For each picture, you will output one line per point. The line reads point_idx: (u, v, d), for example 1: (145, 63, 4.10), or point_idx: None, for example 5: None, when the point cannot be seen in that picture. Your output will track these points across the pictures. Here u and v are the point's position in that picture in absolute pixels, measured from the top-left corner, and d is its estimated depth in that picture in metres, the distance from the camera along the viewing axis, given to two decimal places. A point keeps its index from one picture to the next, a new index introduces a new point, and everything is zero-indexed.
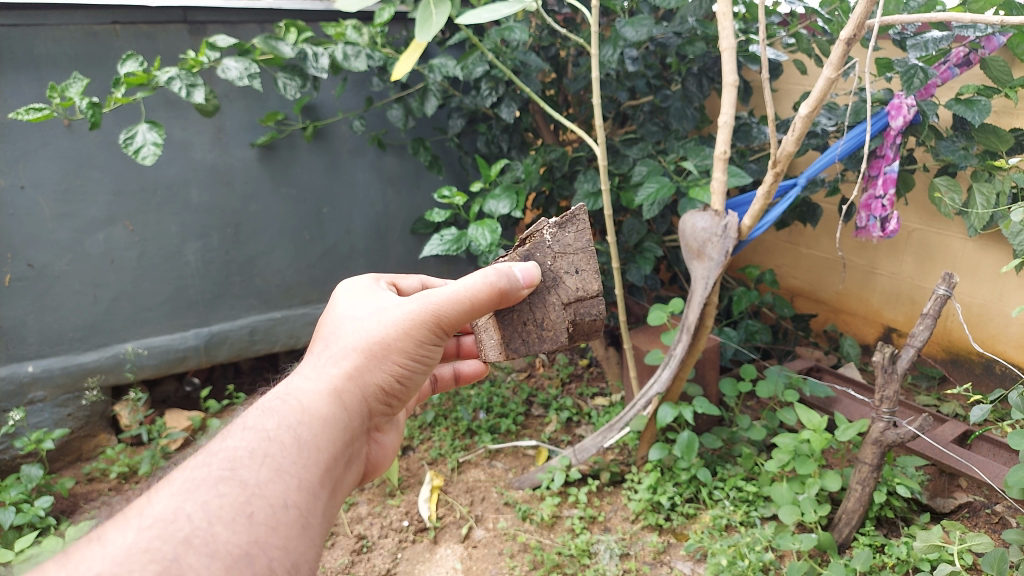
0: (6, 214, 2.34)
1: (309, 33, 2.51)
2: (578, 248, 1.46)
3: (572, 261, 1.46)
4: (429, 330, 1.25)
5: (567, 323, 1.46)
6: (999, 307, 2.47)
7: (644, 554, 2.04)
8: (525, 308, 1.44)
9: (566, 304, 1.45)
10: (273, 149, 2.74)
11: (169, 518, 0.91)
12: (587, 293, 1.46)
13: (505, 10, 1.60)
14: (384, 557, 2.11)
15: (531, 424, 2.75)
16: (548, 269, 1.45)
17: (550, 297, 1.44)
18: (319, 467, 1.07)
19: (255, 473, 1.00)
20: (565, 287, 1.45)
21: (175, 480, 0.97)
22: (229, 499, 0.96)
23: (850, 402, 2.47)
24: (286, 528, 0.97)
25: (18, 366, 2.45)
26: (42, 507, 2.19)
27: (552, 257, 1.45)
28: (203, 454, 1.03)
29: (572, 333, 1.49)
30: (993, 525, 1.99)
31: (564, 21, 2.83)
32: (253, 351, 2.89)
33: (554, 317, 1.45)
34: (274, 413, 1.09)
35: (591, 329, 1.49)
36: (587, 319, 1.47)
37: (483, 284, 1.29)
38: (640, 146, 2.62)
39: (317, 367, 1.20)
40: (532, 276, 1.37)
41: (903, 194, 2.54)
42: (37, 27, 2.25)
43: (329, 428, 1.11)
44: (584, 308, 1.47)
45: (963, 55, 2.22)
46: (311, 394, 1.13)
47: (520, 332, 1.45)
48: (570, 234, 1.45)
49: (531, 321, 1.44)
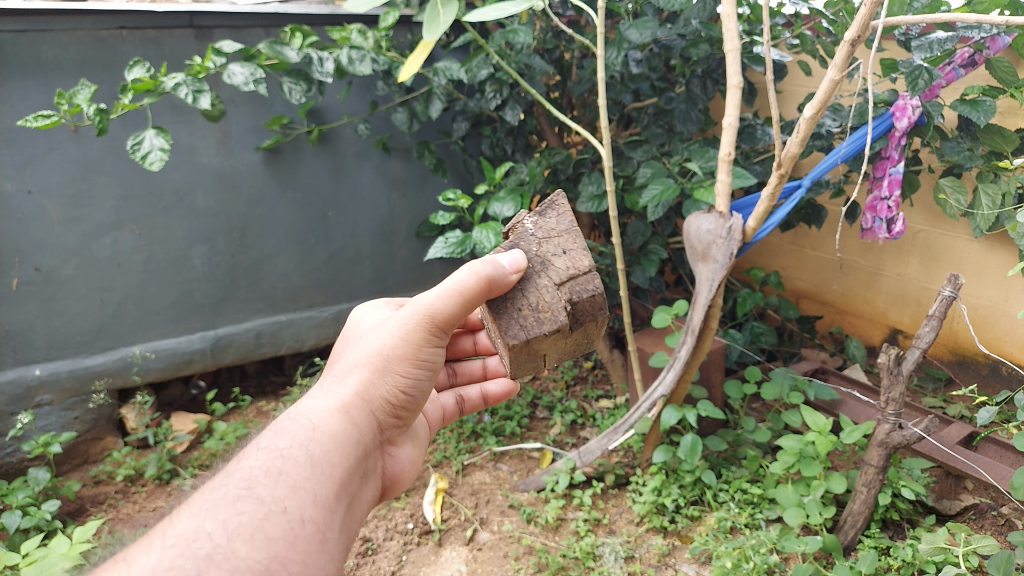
0: (14, 219, 2.36)
1: (313, 37, 2.53)
2: (562, 231, 1.42)
3: (558, 243, 1.41)
4: (428, 336, 1.26)
5: (565, 303, 1.35)
6: (1005, 308, 2.46)
7: (648, 556, 2.04)
8: (517, 291, 1.35)
9: (559, 284, 1.36)
10: (278, 153, 2.76)
11: (191, 537, 0.95)
12: (578, 269, 1.38)
13: (511, 10, 1.57)
14: (388, 560, 2.12)
15: (535, 427, 2.74)
16: (535, 253, 1.39)
17: (542, 279, 1.36)
18: (334, 483, 1.09)
19: (272, 489, 1.03)
20: (555, 268, 1.38)
21: (195, 501, 1.00)
22: (247, 516, 0.98)
23: (856, 404, 2.46)
24: (304, 543, 1.00)
25: (25, 370, 2.47)
26: (50, 510, 2.20)
27: (537, 243, 1.41)
28: (220, 475, 1.05)
29: (574, 317, 1.37)
30: (1000, 528, 1.96)
31: (568, 24, 2.84)
32: (259, 354, 2.89)
33: (549, 299, 1.35)
34: (286, 432, 1.11)
35: (592, 310, 1.38)
36: (584, 296, 1.37)
37: (472, 278, 1.23)
38: (644, 148, 2.62)
39: (327, 387, 1.23)
40: (520, 263, 1.30)
41: (909, 194, 2.53)
42: (44, 33, 2.27)
43: (339, 445, 1.13)
44: (580, 286, 1.38)
45: (967, 56, 2.21)
46: (319, 411, 1.16)
47: (516, 316, 1.33)
48: (551, 220, 1.43)
49: (525, 304, 1.34)
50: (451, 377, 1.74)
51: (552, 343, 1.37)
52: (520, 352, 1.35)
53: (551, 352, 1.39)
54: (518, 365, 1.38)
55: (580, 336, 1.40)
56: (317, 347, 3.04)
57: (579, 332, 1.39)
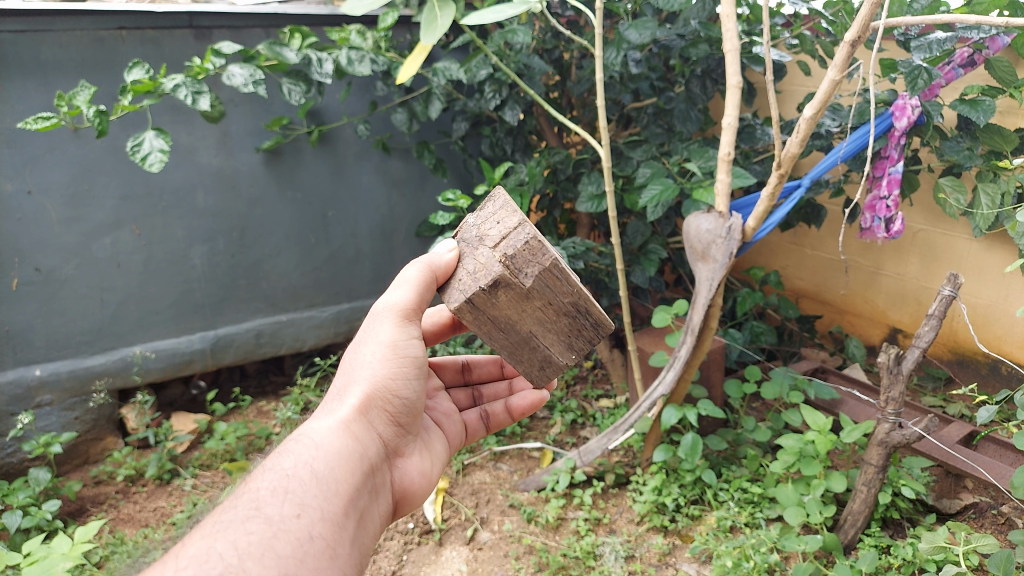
0: (14, 219, 2.36)
1: (313, 38, 2.53)
2: (498, 202, 1.33)
3: (494, 218, 1.32)
4: (406, 334, 1.27)
5: (499, 258, 1.26)
6: (1004, 307, 2.47)
7: (649, 556, 2.04)
8: (457, 268, 1.32)
9: (493, 245, 1.28)
10: (278, 154, 2.76)
11: (203, 558, 0.94)
12: (509, 227, 1.28)
13: (508, 12, 1.57)
14: (389, 560, 2.12)
15: (536, 426, 2.73)
16: (472, 233, 1.33)
17: (478, 250, 1.30)
18: (341, 498, 1.09)
19: (280, 508, 1.02)
20: (490, 237, 1.30)
21: (205, 524, 1.00)
22: (257, 535, 0.98)
23: (856, 403, 2.46)
24: (315, 560, 1.00)
25: (26, 370, 2.47)
26: (51, 510, 2.21)
27: (476, 222, 1.34)
28: (229, 501, 1.05)
29: (516, 271, 1.26)
30: (1000, 527, 1.97)
31: (567, 24, 2.84)
32: (259, 354, 2.89)
33: (483, 261, 1.28)
34: (289, 453, 1.12)
35: (536, 258, 1.26)
36: (519, 246, 1.26)
37: (417, 267, 1.29)
38: (644, 148, 2.63)
39: (327, 408, 1.23)
40: (454, 246, 1.33)
41: (909, 194, 2.53)
42: (43, 33, 2.27)
43: (343, 460, 1.13)
44: (513, 240, 1.27)
45: (966, 56, 2.21)
46: (317, 430, 1.17)
47: (456, 286, 1.30)
48: (488, 206, 1.34)
49: (464, 273, 1.30)
50: (476, 398, 1.72)
51: (515, 308, 1.28)
52: (484, 325, 1.30)
53: (529, 321, 1.30)
54: (495, 339, 1.31)
55: (546, 293, 1.28)
56: (317, 348, 3.04)
57: (541, 288, 1.27)
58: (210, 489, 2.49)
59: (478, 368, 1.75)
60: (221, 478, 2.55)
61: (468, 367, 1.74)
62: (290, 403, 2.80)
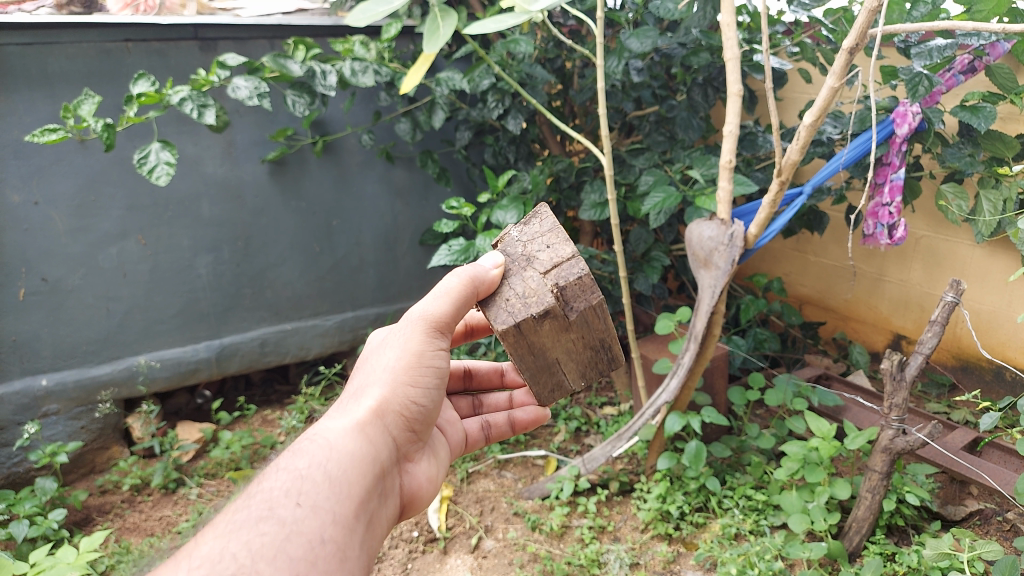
0: (21, 230, 2.38)
1: (316, 49, 2.56)
2: (546, 230, 1.43)
3: (542, 241, 1.41)
4: (432, 345, 1.30)
5: (551, 288, 1.32)
6: (1007, 314, 2.47)
7: (653, 563, 2.05)
8: (502, 285, 1.36)
9: (545, 273, 1.35)
10: (283, 166, 2.78)
11: (216, 558, 0.94)
12: (561, 257, 1.36)
13: (510, 22, 1.56)
14: (394, 568, 2.12)
15: (539, 433, 2.73)
16: (519, 253, 1.40)
17: (526, 272, 1.36)
18: (353, 501, 1.10)
19: (293, 509, 1.03)
20: (539, 261, 1.37)
21: (218, 524, 1.00)
22: (269, 537, 0.98)
23: (859, 410, 2.46)
24: (326, 562, 1.00)
25: (32, 380, 2.48)
26: (56, 519, 2.23)
27: (522, 244, 1.41)
28: (243, 497, 1.06)
29: (565, 302, 1.33)
30: (1005, 533, 1.98)
31: (569, 33, 2.86)
32: (264, 363, 2.90)
33: (534, 286, 1.33)
34: (304, 452, 1.12)
35: (584, 295, 1.34)
36: (572, 279, 1.33)
37: (459, 279, 1.30)
38: (646, 156, 2.68)
39: (341, 409, 1.24)
40: (500, 263, 1.36)
41: (910, 201, 2.54)
42: (51, 46, 2.30)
43: (356, 462, 1.14)
44: (565, 270, 1.35)
45: (966, 63, 2.22)
46: (335, 430, 1.17)
47: (503, 306, 1.33)
48: (534, 225, 1.44)
49: (512, 294, 1.34)
50: (476, 408, 1.74)
51: (553, 336, 1.34)
52: (519, 347, 1.32)
53: (558, 349, 1.36)
54: (525, 365, 1.34)
55: (582, 328, 1.36)
56: (321, 356, 3.05)
57: (580, 322, 1.35)
58: (215, 497, 2.50)
59: (480, 376, 1.76)
60: (226, 487, 2.56)
61: (470, 375, 1.75)
62: (295, 412, 2.81)
